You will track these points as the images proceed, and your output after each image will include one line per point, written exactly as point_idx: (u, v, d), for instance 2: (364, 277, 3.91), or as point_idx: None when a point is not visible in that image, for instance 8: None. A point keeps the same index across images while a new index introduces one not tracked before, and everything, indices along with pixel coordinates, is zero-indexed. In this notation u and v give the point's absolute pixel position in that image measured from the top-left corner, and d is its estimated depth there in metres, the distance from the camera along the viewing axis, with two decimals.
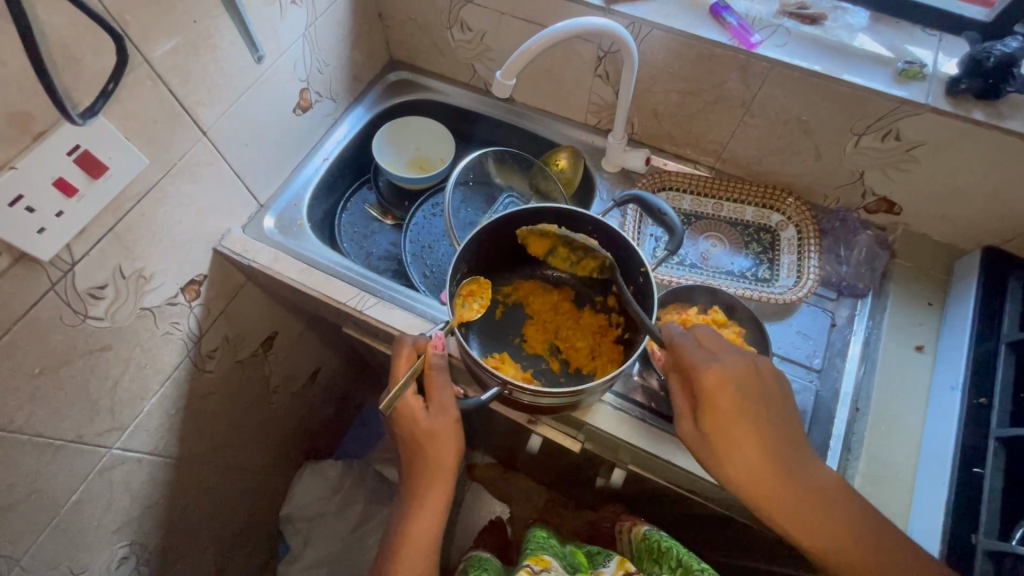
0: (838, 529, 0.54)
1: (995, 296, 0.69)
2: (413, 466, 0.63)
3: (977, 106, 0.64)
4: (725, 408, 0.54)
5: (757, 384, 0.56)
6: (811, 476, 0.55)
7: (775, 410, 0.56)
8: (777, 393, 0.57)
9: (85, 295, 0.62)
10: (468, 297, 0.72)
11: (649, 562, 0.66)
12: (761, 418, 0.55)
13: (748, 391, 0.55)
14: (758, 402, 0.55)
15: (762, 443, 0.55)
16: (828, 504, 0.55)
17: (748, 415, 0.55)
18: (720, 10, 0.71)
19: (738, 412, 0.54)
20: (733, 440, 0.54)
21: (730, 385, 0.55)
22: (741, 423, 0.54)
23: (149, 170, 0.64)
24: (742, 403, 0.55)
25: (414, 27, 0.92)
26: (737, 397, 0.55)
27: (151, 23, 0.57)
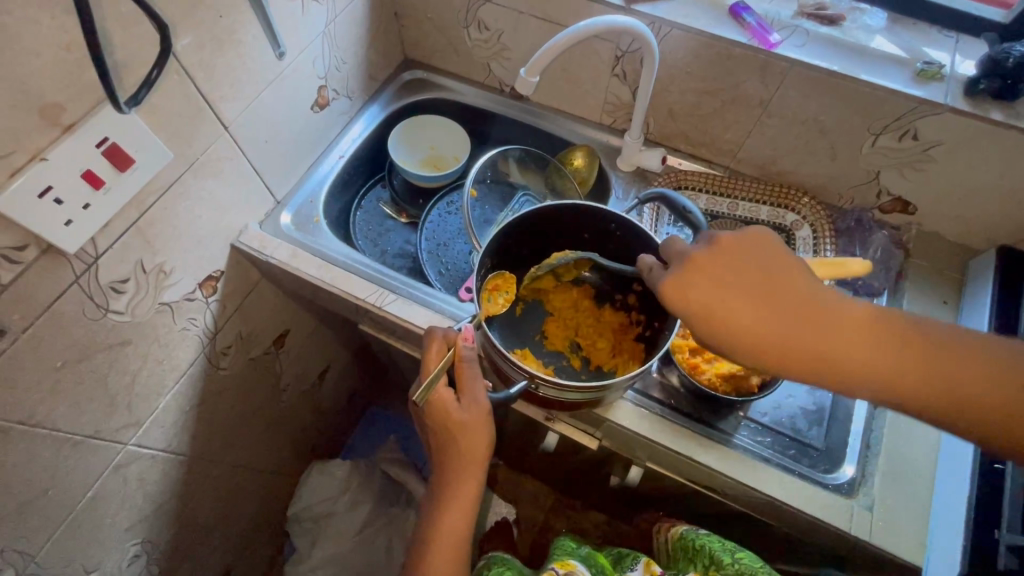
0: (904, 358, 0.46)
1: (1011, 294, 0.70)
2: (445, 457, 0.63)
3: (995, 106, 0.65)
4: (714, 302, 0.48)
5: (724, 251, 0.50)
6: (840, 314, 0.48)
7: (758, 262, 0.49)
8: (769, 254, 0.50)
9: (107, 288, 0.62)
10: (494, 292, 0.73)
11: (684, 561, 0.68)
12: (750, 287, 0.48)
13: (718, 270, 0.49)
14: (734, 271, 0.49)
15: (771, 311, 0.48)
16: (888, 342, 0.47)
17: (735, 288, 0.48)
18: (740, 10, 0.72)
19: (723, 291, 0.49)
20: (738, 324, 0.48)
21: (695, 273, 0.50)
22: (725, 299, 0.48)
23: (173, 164, 0.63)
24: (714, 284, 0.49)
25: (431, 27, 0.93)
26: (707, 281, 0.49)
27: (178, 16, 0.57)
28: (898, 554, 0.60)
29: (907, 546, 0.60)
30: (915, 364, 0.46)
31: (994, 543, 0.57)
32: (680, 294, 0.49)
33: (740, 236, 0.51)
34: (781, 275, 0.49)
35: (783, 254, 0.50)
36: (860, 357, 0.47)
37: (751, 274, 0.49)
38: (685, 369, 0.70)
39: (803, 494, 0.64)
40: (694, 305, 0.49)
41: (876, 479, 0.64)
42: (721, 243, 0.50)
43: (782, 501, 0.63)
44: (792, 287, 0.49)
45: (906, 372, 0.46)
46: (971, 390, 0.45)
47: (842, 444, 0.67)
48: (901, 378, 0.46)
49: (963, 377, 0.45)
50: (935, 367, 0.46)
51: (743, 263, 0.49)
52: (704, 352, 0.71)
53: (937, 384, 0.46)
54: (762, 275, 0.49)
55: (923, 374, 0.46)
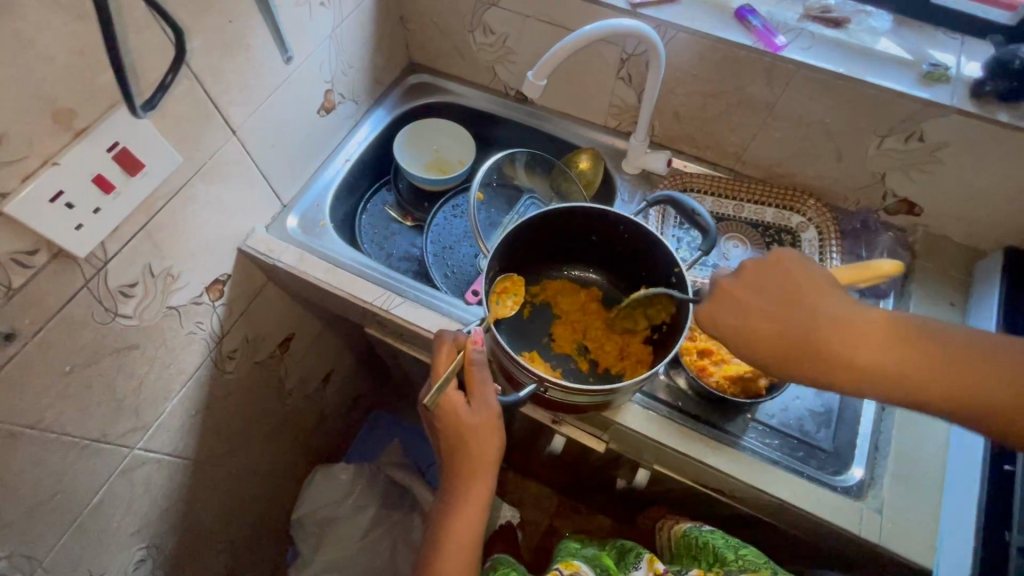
0: (926, 361, 0.48)
1: (1018, 295, 0.70)
2: (454, 461, 0.63)
3: (1002, 108, 0.65)
4: (738, 319, 0.52)
5: (750, 275, 0.53)
6: (864, 322, 0.49)
7: (783, 281, 0.52)
8: (793, 271, 0.52)
9: (116, 292, 0.62)
10: (502, 294, 0.73)
11: (686, 558, 0.68)
12: (773, 304, 0.51)
13: (741, 293, 0.52)
14: (760, 294, 0.52)
15: (793, 325, 0.50)
16: (912, 348, 0.48)
17: (763, 311, 0.51)
18: (745, 13, 0.72)
19: (751, 313, 0.52)
20: (762, 338, 0.51)
21: (723, 299, 0.53)
22: (753, 321, 0.51)
23: (182, 168, 0.64)
24: (742, 307, 0.52)
25: (436, 31, 0.93)
26: (734, 306, 0.52)
27: (187, 21, 0.58)
28: (907, 556, 0.60)
29: (916, 548, 0.60)
30: (943, 370, 0.47)
31: (1005, 545, 0.56)
32: (710, 321, 0.53)
33: (764, 258, 0.53)
34: (805, 291, 0.51)
35: (807, 271, 0.52)
36: (888, 366, 0.48)
37: (777, 294, 0.52)
38: (693, 371, 0.71)
39: (812, 497, 0.63)
40: (723, 330, 0.52)
41: (885, 481, 0.64)
42: (746, 268, 0.53)
43: (791, 503, 0.63)
44: (815, 300, 0.51)
45: (936, 380, 0.47)
46: (995, 388, 0.46)
47: (850, 445, 0.67)
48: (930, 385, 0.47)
49: (991, 383, 0.46)
50: (964, 373, 0.46)
51: (768, 283, 0.52)
52: (713, 354, 0.71)
53: (968, 391, 0.46)
54: (786, 293, 0.51)
55: (953, 381, 0.47)
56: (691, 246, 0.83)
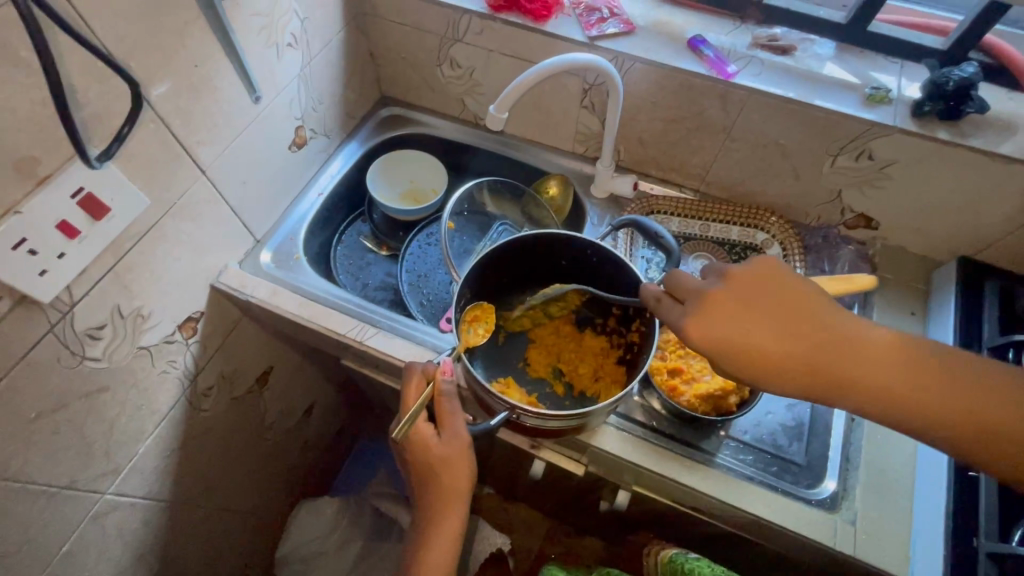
0: (908, 375, 0.49)
1: (974, 303, 0.73)
2: (428, 492, 0.63)
3: (942, 126, 0.68)
4: (731, 333, 0.49)
5: (738, 286, 0.51)
6: (850, 336, 0.50)
7: (770, 291, 0.51)
8: (782, 283, 0.51)
9: (83, 336, 0.61)
10: (473, 323, 0.74)
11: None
12: (763, 316, 0.50)
13: (731, 304, 0.50)
14: (753, 301, 0.50)
15: (786, 337, 0.49)
16: (894, 362, 0.49)
17: (754, 319, 0.50)
18: (698, 43, 0.75)
19: (744, 324, 0.49)
20: (754, 350, 0.49)
21: (712, 308, 0.50)
22: (749, 334, 0.49)
23: (149, 211, 0.64)
24: (737, 319, 0.50)
25: (405, 65, 0.96)
26: (728, 315, 0.50)
27: (153, 67, 0.59)
28: (881, 567, 0.61)
29: (890, 558, 0.61)
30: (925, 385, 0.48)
31: (974, 551, 0.57)
32: (703, 334, 0.50)
33: (749, 267, 0.52)
34: (792, 303, 0.51)
35: (791, 280, 0.52)
36: (876, 381, 0.49)
37: (766, 305, 0.50)
38: (665, 390, 0.71)
39: (786, 511, 0.64)
40: (720, 344, 0.49)
41: (857, 493, 0.65)
42: (732, 277, 0.52)
43: (766, 517, 0.64)
44: (804, 312, 0.50)
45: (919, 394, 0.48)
46: (964, 402, 0.48)
47: (823, 457, 0.68)
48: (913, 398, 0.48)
49: (963, 397, 0.48)
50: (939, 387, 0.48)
51: (755, 293, 0.51)
52: (683, 373, 0.72)
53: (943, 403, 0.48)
54: (776, 303, 0.50)
55: (935, 395, 0.48)
56: (660, 266, 0.85)
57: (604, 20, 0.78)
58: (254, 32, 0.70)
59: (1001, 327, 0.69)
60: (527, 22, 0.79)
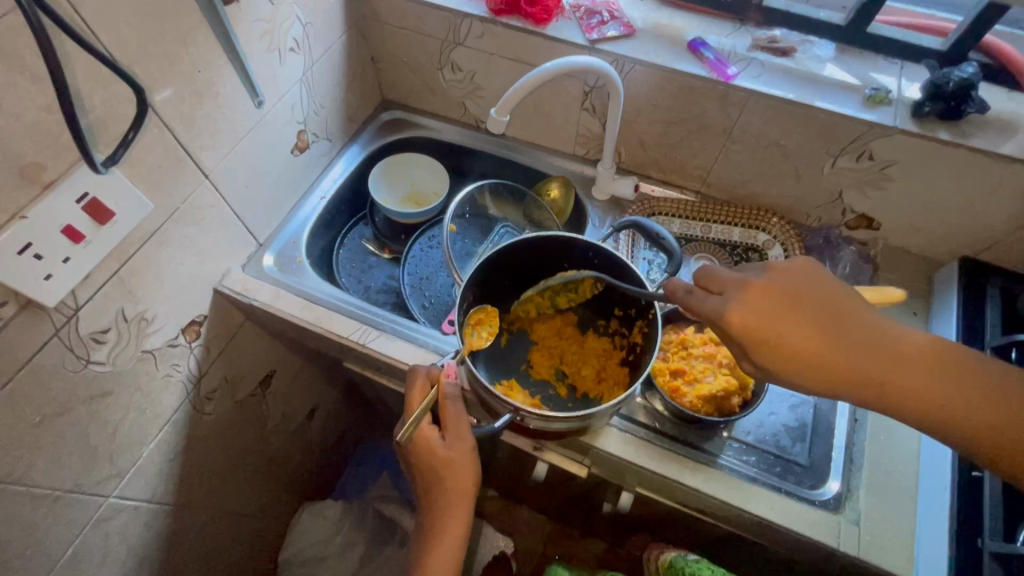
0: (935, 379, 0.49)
1: (976, 303, 0.73)
2: (432, 495, 0.63)
3: (942, 127, 0.68)
4: (770, 326, 0.50)
5: (780, 282, 0.52)
6: (883, 335, 0.51)
7: (811, 289, 0.52)
8: (823, 284, 0.53)
9: (88, 339, 0.62)
10: (477, 326, 0.74)
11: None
12: (802, 313, 0.51)
13: (773, 296, 0.51)
14: (791, 300, 0.51)
15: (821, 335, 0.50)
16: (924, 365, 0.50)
17: (789, 317, 0.51)
18: (698, 46, 0.76)
19: (778, 321, 0.50)
20: (790, 344, 0.50)
21: (755, 298, 0.51)
22: (788, 329, 0.50)
23: (153, 215, 0.65)
24: (778, 313, 0.51)
25: (407, 69, 0.96)
26: (766, 310, 0.51)
27: (157, 73, 0.60)
28: (886, 569, 0.61)
29: (894, 559, 0.61)
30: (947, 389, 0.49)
31: (979, 552, 0.57)
32: (744, 323, 0.50)
33: (791, 265, 0.54)
34: (830, 303, 0.52)
35: (832, 281, 0.53)
36: (902, 379, 0.49)
37: (808, 302, 0.52)
38: (667, 392, 0.71)
39: (790, 512, 0.64)
40: (759, 334, 0.50)
41: (861, 494, 0.65)
42: (775, 273, 0.53)
43: (769, 519, 0.64)
44: (841, 311, 0.51)
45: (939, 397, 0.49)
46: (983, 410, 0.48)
47: (826, 458, 0.68)
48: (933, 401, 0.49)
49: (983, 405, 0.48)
50: (960, 392, 0.49)
51: (796, 289, 0.52)
52: (686, 374, 0.72)
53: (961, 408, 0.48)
54: (816, 300, 0.52)
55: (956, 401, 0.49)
56: (661, 267, 0.85)
57: (604, 23, 0.79)
58: (257, 37, 0.71)
59: (1003, 327, 0.69)
60: (527, 25, 0.79)
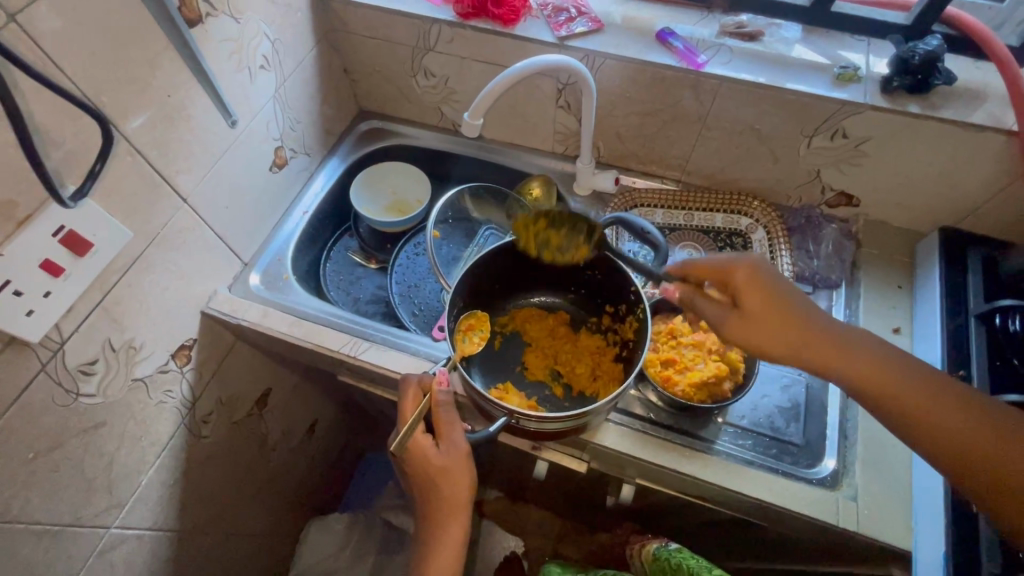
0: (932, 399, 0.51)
1: (958, 271, 0.74)
2: (429, 504, 0.64)
3: (911, 100, 0.69)
4: (751, 291, 0.56)
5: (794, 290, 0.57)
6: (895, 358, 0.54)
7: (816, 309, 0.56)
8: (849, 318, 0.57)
9: (76, 372, 0.61)
10: (468, 331, 0.76)
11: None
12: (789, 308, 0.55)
13: (780, 284, 0.57)
14: (804, 321, 0.55)
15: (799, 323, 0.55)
16: (928, 391, 0.52)
17: (776, 313, 0.56)
18: (666, 36, 0.76)
19: (772, 302, 0.55)
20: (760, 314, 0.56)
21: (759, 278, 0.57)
22: (773, 307, 0.56)
23: (133, 242, 0.64)
24: (775, 293, 0.56)
25: (380, 78, 0.96)
26: (771, 285, 0.56)
27: (127, 100, 0.59)
28: (885, 542, 0.61)
29: (894, 532, 0.61)
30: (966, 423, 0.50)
31: (972, 514, 0.58)
32: (739, 275, 0.57)
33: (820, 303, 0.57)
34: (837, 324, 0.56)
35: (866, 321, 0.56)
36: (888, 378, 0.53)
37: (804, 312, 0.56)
38: (659, 382, 0.71)
39: (789, 492, 0.64)
40: (743, 289, 0.57)
41: (857, 469, 0.66)
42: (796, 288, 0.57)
43: (773, 504, 0.64)
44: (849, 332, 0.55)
45: (952, 428, 0.50)
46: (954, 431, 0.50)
47: (820, 438, 0.69)
48: (942, 432, 0.50)
49: (962, 428, 0.50)
50: (958, 417, 0.50)
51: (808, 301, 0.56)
52: (677, 363, 0.72)
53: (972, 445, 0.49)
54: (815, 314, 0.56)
55: (936, 415, 0.51)
56: (647, 259, 0.86)
57: (572, 20, 0.79)
58: (225, 57, 0.70)
59: (985, 293, 0.70)
60: (496, 27, 0.79)
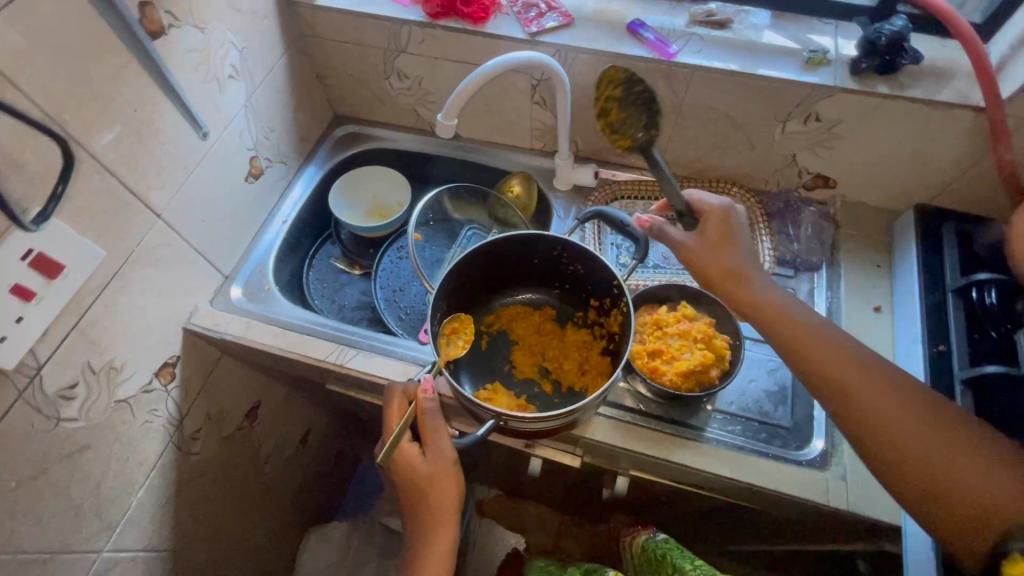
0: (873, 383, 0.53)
1: (934, 247, 0.75)
2: (417, 513, 0.64)
3: (880, 81, 0.70)
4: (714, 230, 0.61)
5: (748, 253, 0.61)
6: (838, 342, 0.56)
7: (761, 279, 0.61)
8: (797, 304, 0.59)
9: (55, 397, 0.60)
10: (452, 335, 0.74)
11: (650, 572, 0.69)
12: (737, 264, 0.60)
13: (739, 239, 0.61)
14: (747, 284, 0.60)
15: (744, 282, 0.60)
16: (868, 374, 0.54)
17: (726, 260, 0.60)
18: (637, 28, 0.76)
19: (735, 249, 0.60)
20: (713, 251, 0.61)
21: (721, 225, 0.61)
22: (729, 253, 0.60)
23: (107, 262, 0.63)
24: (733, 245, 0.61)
25: (354, 83, 0.95)
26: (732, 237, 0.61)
27: (92, 117, 0.58)
28: (875, 519, 0.62)
29: (884, 508, 0.62)
30: (975, 463, 0.48)
31: None
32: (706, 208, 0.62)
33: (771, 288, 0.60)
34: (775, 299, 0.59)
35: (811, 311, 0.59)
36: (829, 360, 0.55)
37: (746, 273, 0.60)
38: (647, 373, 0.71)
39: (779, 476, 0.65)
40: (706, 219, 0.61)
41: (844, 449, 0.66)
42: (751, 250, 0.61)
43: (767, 489, 0.65)
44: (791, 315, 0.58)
45: (953, 465, 0.48)
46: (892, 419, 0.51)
47: (808, 419, 0.70)
48: (938, 465, 0.49)
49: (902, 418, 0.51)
50: (895, 405, 0.52)
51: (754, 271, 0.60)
52: (663, 353, 0.72)
53: (974, 487, 0.47)
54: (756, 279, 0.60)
55: (874, 400, 0.52)
56: (630, 251, 0.86)
57: (542, 15, 0.79)
58: (191, 69, 0.69)
59: (961, 267, 0.71)
60: (466, 25, 0.79)
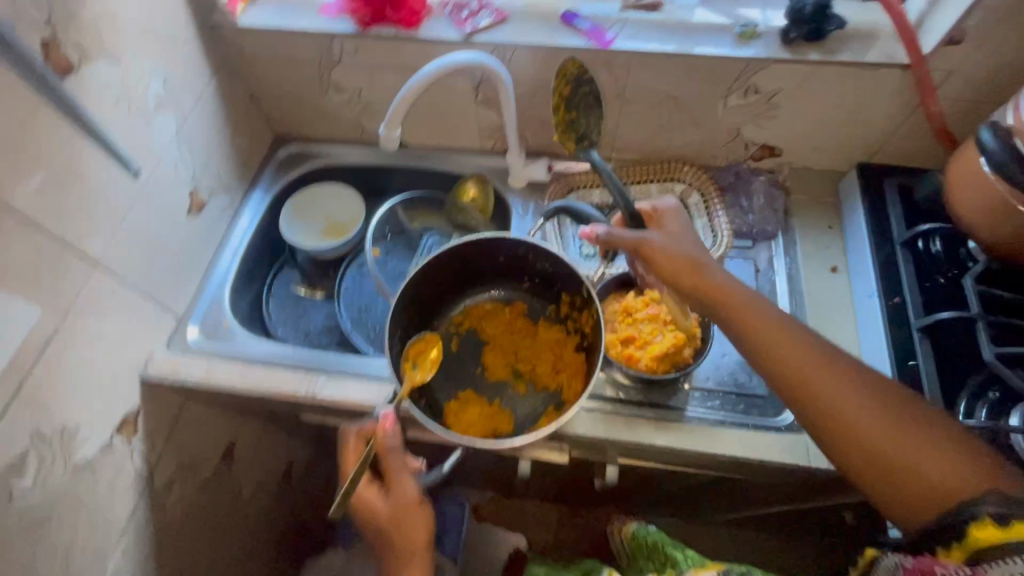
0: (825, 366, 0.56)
1: (879, 203, 0.78)
2: (387, 558, 0.62)
3: (811, 48, 0.71)
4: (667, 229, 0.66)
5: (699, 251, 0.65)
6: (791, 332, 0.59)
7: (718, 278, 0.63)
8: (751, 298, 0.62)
9: (5, 472, 0.56)
10: (418, 357, 0.73)
11: (643, 560, 0.72)
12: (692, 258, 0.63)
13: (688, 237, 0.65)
14: (702, 277, 0.62)
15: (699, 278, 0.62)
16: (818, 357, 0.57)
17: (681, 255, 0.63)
18: (571, 18, 0.76)
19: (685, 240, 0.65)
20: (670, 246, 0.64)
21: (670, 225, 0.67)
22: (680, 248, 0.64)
23: (44, 320, 0.59)
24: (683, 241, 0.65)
25: (291, 101, 0.92)
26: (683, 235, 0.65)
27: (5, 169, 0.54)
28: None
29: None
30: (932, 448, 0.50)
31: None
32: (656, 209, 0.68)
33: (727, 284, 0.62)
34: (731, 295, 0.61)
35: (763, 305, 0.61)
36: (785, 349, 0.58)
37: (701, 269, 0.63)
38: (622, 361, 0.72)
39: (760, 447, 0.67)
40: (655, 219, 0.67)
41: None
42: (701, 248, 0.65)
43: (751, 459, 0.66)
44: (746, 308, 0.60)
45: (901, 441, 0.51)
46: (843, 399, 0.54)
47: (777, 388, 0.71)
48: (889, 442, 0.51)
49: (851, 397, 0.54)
50: (844, 385, 0.55)
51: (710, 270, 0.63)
52: (636, 339, 0.73)
53: (932, 473, 0.49)
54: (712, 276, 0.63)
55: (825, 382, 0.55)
56: (593, 241, 0.85)
57: (475, 14, 0.78)
58: (111, 105, 0.65)
59: (906, 221, 0.75)
60: (399, 31, 0.77)
